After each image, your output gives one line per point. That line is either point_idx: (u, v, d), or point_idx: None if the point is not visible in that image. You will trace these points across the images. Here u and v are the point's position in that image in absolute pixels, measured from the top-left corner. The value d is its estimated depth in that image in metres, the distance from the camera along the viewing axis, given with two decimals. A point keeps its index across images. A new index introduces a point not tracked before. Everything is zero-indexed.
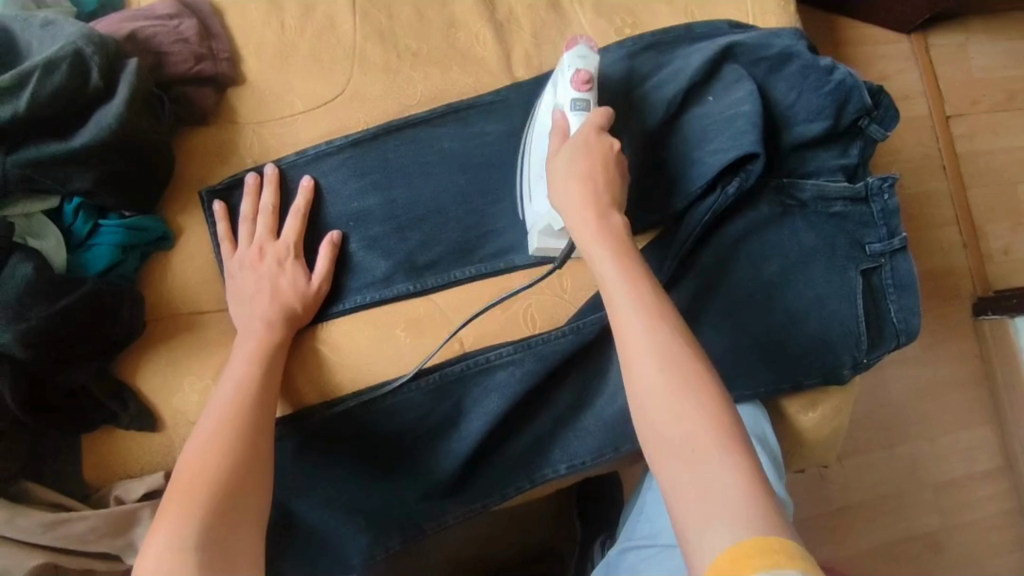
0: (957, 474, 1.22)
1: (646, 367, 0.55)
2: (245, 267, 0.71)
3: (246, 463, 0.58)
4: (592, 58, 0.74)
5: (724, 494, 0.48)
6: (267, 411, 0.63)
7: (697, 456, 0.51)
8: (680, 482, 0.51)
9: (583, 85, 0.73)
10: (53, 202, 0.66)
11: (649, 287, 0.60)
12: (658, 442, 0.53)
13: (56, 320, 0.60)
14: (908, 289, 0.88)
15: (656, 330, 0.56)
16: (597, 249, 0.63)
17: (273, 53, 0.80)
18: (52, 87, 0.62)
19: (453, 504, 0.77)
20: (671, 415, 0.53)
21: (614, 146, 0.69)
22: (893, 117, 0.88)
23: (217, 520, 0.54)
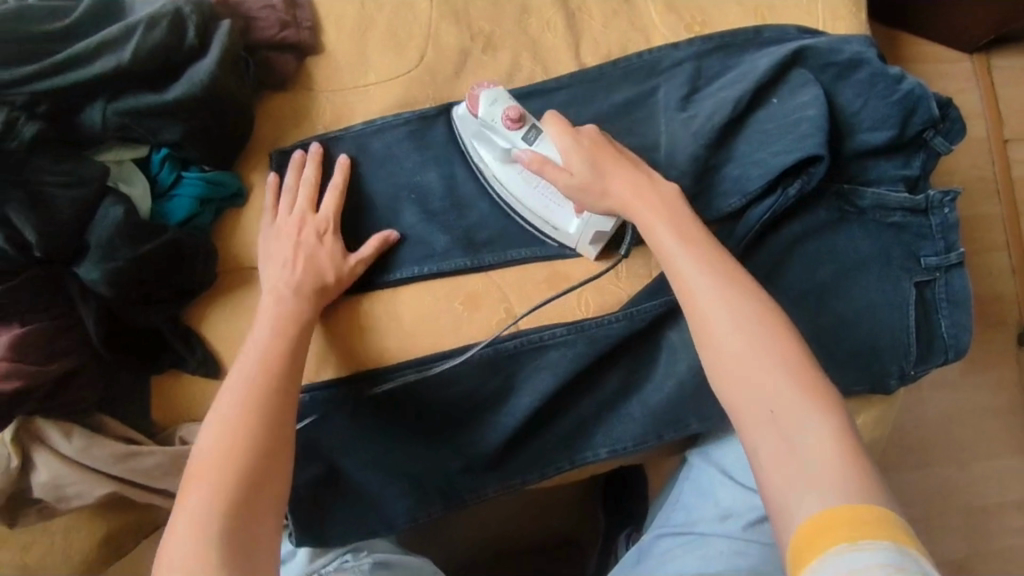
0: (989, 502, 1.20)
1: (720, 329, 0.57)
2: (284, 239, 0.71)
3: (269, 445, 0.56)
4: (502, 96, 0.76)
5: (813, 449, 0.51)
6: (292, 384, 0.61)
7: (782, 420, 0.53)
8: (767, 446, 0.53)
9: (516, 119, 0.74)
10: (142, 151, 0.69)
11: (717, 260, 0.61)
12: (738, 397, 0.55)
13: (139, 263, 0.64)
14: (961, 305, 0.87)
15: (724, 291, 0.59)
16: (657, 226, 0.65)
17: (351, 26, 0.83)
18: (151, 43, 0.66)
19: (494, 478, 0.80)
20: (748, 372, 0.55)
21: (593, 127, 0.72)
22: (959, 130, 0.88)
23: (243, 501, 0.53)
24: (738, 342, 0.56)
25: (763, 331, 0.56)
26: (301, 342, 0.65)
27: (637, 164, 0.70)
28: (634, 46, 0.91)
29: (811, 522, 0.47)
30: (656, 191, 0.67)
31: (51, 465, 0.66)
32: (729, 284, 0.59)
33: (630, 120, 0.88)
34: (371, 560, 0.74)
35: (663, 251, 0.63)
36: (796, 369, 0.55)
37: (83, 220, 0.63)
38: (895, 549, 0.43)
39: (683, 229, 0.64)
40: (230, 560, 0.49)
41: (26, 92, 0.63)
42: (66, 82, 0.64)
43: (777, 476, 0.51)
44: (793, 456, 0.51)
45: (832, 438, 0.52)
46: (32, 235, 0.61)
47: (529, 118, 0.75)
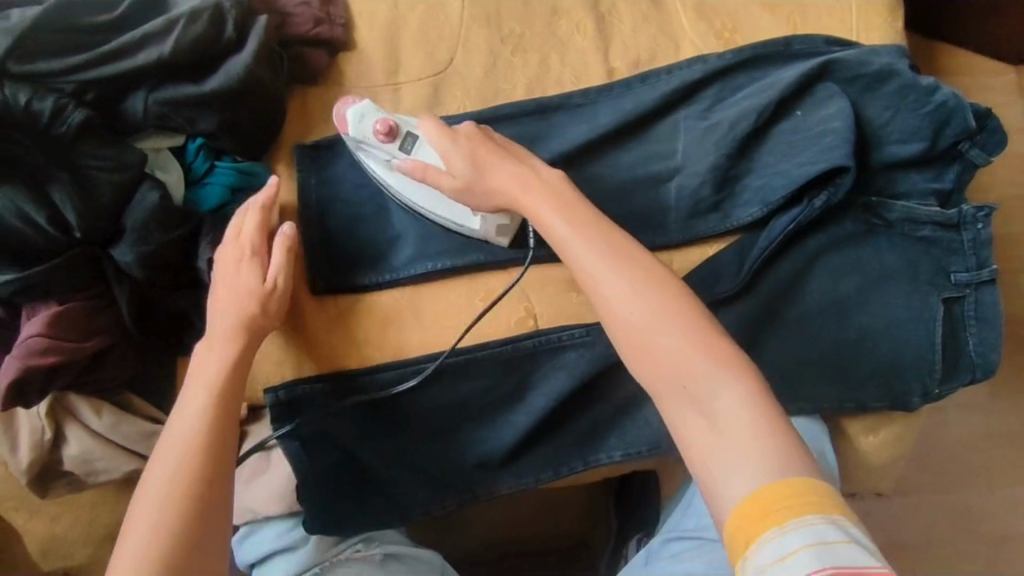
0: (1017, 531, 1.16)
1: (623, 318, 0.58)
2: (227, 267, 0.66)
3: (207, 483, 0.56)
4: (369, 109, 0.75)
5: (729, 423, 0.52)
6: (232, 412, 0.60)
7: (696, 396, 0.54)
8: (689, 425, 0.54)
9: (390, 127, 0.73)
10: (178, 140, 0.72)
11: (606, 241, 0.61)
12: (658, 377, 0.56)
13: (169, 247, 0.67)
14: (990, 323, 0.85)
15: (619, 275, 0.59)
16: (546, 212, 0.64)
17: (384, 24, 0.84)
18: (192, 35, 0.68)
19: (507, 474, 0.80)
20: (661, 348, 0.56)
21: (468, 123, 0.71)
22: (998, 141, 0.85)
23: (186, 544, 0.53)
24: (640, 314, 0.57)
25: (666, 309, 0.57)
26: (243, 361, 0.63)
27: (522, 154, 0.70)
28: (664, 51, 0.90)
29: (749, 497, 0.48)
30: (538, 176, 0.67)
31: (81, 439, 0.68)
32: (628, 263, 0.60)
33: (655, 126, 0.88)
34: (382, 552, 0.76)
35: (555, 236, 0.63)
36: (701, 342, 0.55)
37: (120, 205, 0.66)
38: (826, 522, 0.45)
39: (570, 213, 0.64)
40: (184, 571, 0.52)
41: (72, 81, 0.66)
42: (110, 72, 0.66)
43: (703, 458, 0.52)
44: (712, 434, 0.52)
45: (748, 404, 0.53)
46: (72, 216, 0.63)
47: (406, 122, 0.75)
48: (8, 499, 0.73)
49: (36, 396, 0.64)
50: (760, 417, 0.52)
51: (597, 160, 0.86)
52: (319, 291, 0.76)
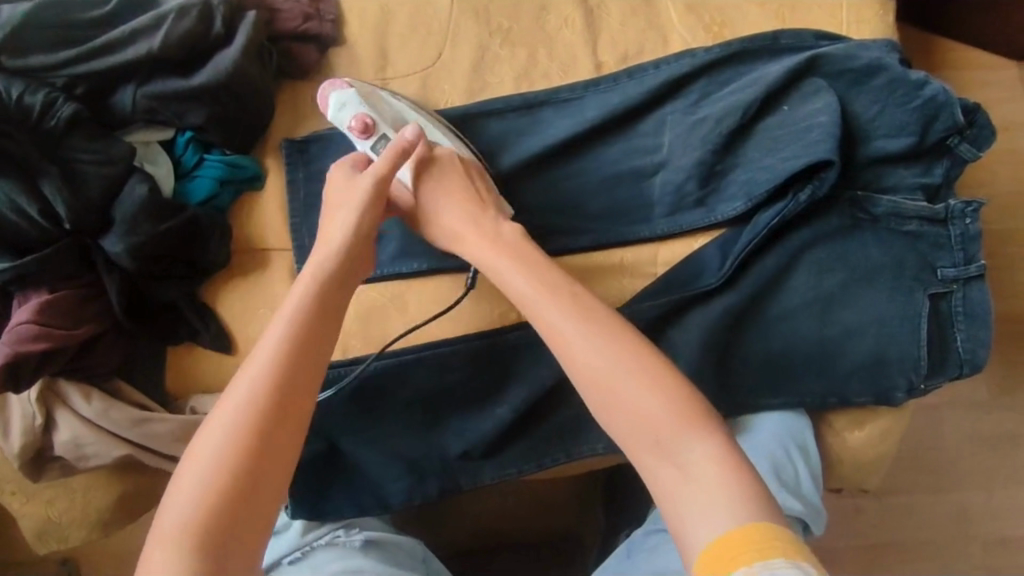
0: (1013, 531, 1.15)
1: (588, 367, 0.57)
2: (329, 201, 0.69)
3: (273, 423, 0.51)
4: (349, 99, 0.76)
5: (701, 474, 0.51)
6: (312, 368, 0.55)
7: (666, 446, 0.53)
8: (661, 475, 0.53)
9: (365, 128, 0.75)
10: (168, 134, 0.73)
11: (567, 291, 0.62)
12: (623, 426, 0.55)
13: (158, 239, 0.68)
14: (977, 319, 0.85)
15: (584, 324, 0.59)
16: (505, 266, 0.66)
17: (373, 20, 0.85)
18: (180, 31, 0.70)
19: (490, 465, 0.81)
20: (621, 396, 0.55)
21: (445, 150, 0.74)
22: (988, 137, 0.85)
23: (229, 517, 0.48)
24: (598, 362, 0.57)
25: (626, 360, 0.56)
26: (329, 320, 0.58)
27: (487, 203, 0.72)
28: (652, 45, 0.91)
29: (722, 542, 0.47)
30: (492, 226, 0.70)
31: (71, 425, 0.70)
32: (585, 312, 0.60)
33: (642, 120, 0.88)
34: (362, 538, 0.75)
35: (518, 294, 0.64)
36: (670, 389, 0.55)
37: (109, 197, 0.68)
38: (790, 565, 0.43)
39: (529, 266, 0.65)
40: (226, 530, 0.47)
41: (63, 75, 0.68)
42: (100, 66, 0.68)
43: (671, 507, 0.51)
44: (680, 481, 0.52)
45: (715, 454, 0.52)
46: (62, 209, 0.65)
47: (388, 120, 0.76)
48: (7, 482, 0.76)
49: (27, 381, 0.66)
50: (729, 469, 0.51)
51: (583, 155, 0.87)
52: None
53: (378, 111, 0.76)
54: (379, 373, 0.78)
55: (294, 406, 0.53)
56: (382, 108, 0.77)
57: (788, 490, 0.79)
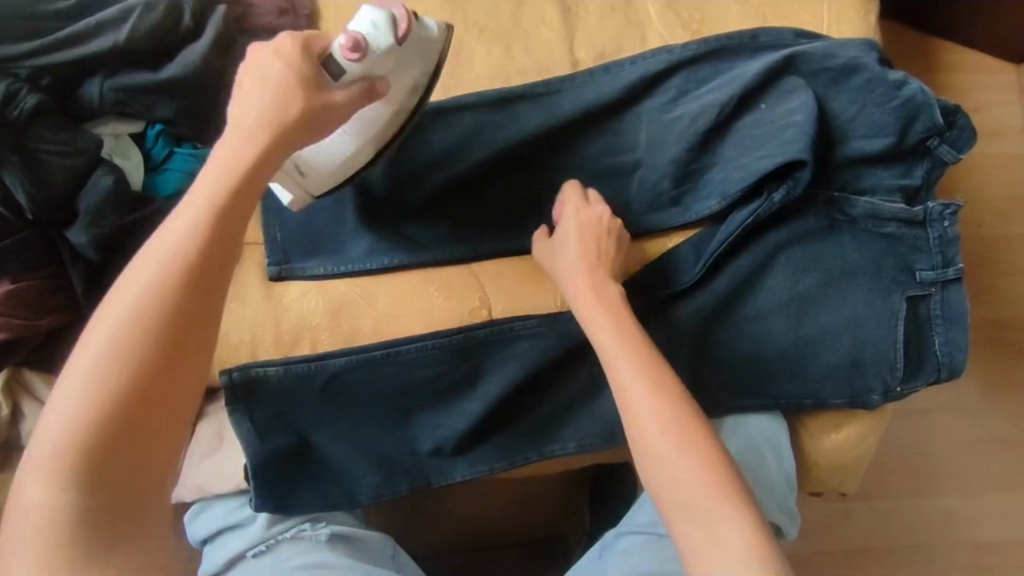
0: (1000, 538, 1.14)
1: (654, 433, 0.60)
2: (261, 82, 0.59)
3: (158, 363, 0.49)
4: (387, 27, 0.65)
5: (730, 544, 0.55)
6: (202, 307, 0.51)
7: (704, 511, 0.57)
8: (691, 534, 0.56)
9: (353, 48, 0.62)
10: (139, 126, 0.73)
11: (649, 357, 0.66)
12: (671, 489, 0.58)
13: (123, 231, 0.68)
14: (956, 323, 0.84)
15: (659, 396, 0.62)
16: (604, 326, 0.70)
17: None
18: (148, 24, 0.71)
19: (460, 462, 0.81)
20: (674, 470, 0.59)
21: (580, 210, 0.80)
22: (967, 139, 0.84)
23: (116, 467, 0.47)
24: (661, 436, 0.60)
25: (683, 437, 0.60)
26: (225, 248, 0.53)
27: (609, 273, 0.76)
28: (629, 41, 0.90)
29: None
30: (602, 289, 0.73)
31: (35, 415, 0.71)
32: (657, 379, 0.63)
33: (619, 118, 0.88)
34: (328, 532, 0.75)
35: (609, 357, 0.67)
36: (722, 469, 0.58)
37: (74, 188, 0.68)
38: None
39: (627, 331, 0.69)
40: (111, 476, 0.47)
41: (28, 66, 0.68)
42: (66, 58, 0.69)
43: (691, 560, 0.56)
44: (710, 544, 0.55)
45: (744, 531, 0.55)
46: (24, 198, 0.66)
47: (380, 67, 0.66)
48: None
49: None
50: (757, 548, 0.54)
51: (559, 151, 0.87)
52: (273, 278, 0.80)
53: (383, 57, 0.65)
54: (345, 369, 0.77)
55: (187, 346, 0.50)
56: (396, 64, 0.67)
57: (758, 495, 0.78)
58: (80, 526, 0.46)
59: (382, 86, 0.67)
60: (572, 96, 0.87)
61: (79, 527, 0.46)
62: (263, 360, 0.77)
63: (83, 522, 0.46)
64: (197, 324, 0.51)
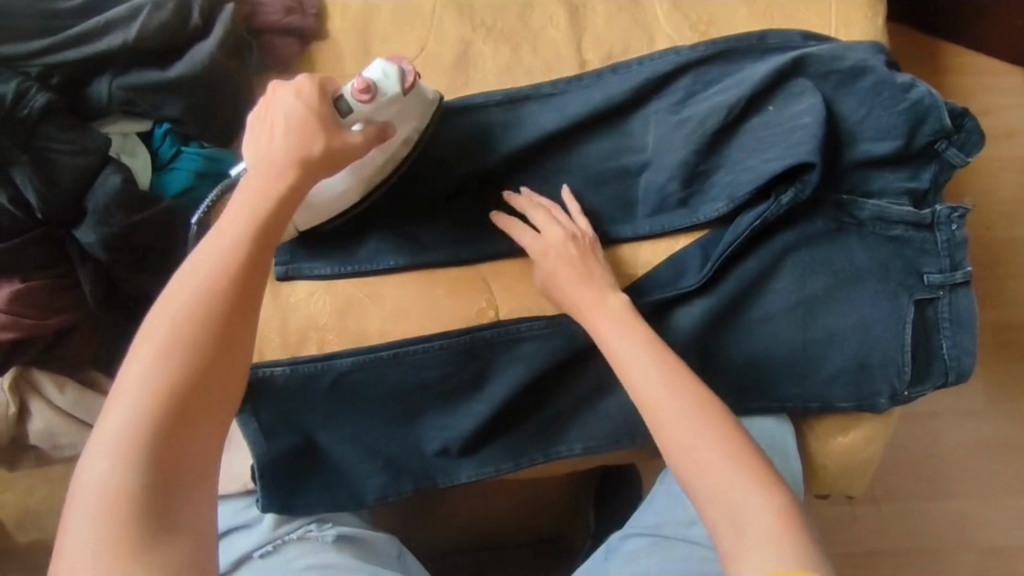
0: (1007, 541, 1.13)
1: (670, 413, 0.61)
2: (284, 119, 0.63)
3: (205, 363, 0.52)
4: (392, 78, 0.70)
5: (757, 515, 0.55)
6: (245, 309, 0.54)
7: (727, 485, 0.57)
8: (718, 509, 0.56)
9: (363, 91, 0.67)
10: (147, 125, 0.73)
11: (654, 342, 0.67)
12: (703, 484, 0.58)
13: (132, 230, 0.68)
14: (964, 326, 0.84)
15: (668, 378, 0.63)
16: (608, 316, 0.70)
17: (357, 15, 0.85)
18: (156, 22, 0.71)
19: (466, 463, 0.81)
20: (693, 447, 0.59)
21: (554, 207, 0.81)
22: (976, 142, 0.84)
23: (166, 463, 0.49)
24: (677, 415, 0.61)
25: (698, 414, 0.61)
26: (262, 256, 0.57)
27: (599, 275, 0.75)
28: (637, 43, 0.90)
29: None
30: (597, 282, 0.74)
31: (44, 414, 0.71)
32: (665, 363, 0.65)
33: (627, 120, 0.88)
34: (334, 533, 0.75)
35: (615, 347, 0.68)
36: (739, 445, 0.59)
37: (82, 187, 0.68)
38: None
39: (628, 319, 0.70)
40: (163, 472, 0.49)
41: (38, 64, 0.69)
42: (76, 56, 0.69)
43: (731, 559, 0.54)
44: (737, 518, 0.55)
45: (775, 514, 0.55)
46: (34, 197, 0.66)
47: (384, 113, 0.71)
48: None
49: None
50: (783, 516, 0.55)
51: (566, 153, 0.87)
52: (280, 278, 0.79)
53: (389, 103, 0.70)
54: (352, 369, 0.77)
55: (231, 346, 0.53)
56: (398, 112, 0.72)
57: None
58: (131, 524, 0.47)
59: (389, 131, 0.72)
60: (580, 97, 0.87)
61: (131, 523, 0.47)
62: (270, 360, 0.76)
63: (133, 519, 0.47)
64: (238, 327, 0.54)
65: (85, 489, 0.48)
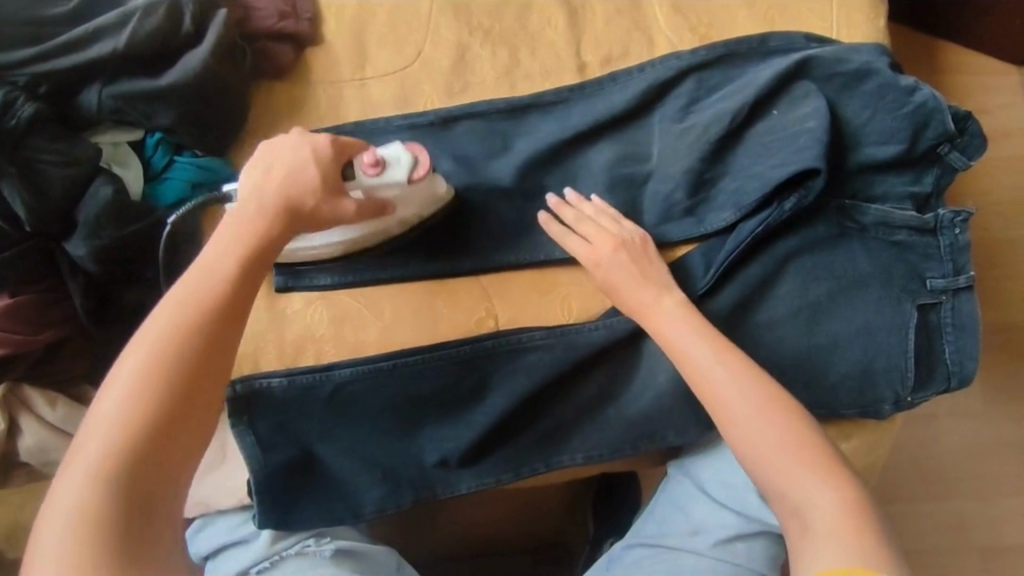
0: (1009, 541, 1.13)
1: (739, 412, 0.63)
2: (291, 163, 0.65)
3: (191, 382, 0.53)
4: (403, 162, 0.71)
5: (828, 509, 0.58)
6: (233, 333, 0.56)
7: (795, 478, 0.60)
8: (786, 501, 0.60)
9: (370, 164, 0.69)
10: (137, 134, 0.72)
11: (719, 340, 0.68)
12: (773, 483, 0.60)
13: (125, 242, 0.67)
14: (967, 331, 0.83)
15: (735, 377, 0.65)
16: (671, 313, 0.72)
17: (353, 19, 0.84)
18: (147, 29, 0.69)
19: (467, 474, 0.79)
20: (759, 445, 0.61)
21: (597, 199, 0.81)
22: (978, 146, 0.84)
23: (140, 479, 0.50)
24: (748, 414, 0.63)
25: (767, 412, 0.63)
26: (241, 292, 0.58)
27: (658, 276, 0.75)
28: (637, 45, 0.89)
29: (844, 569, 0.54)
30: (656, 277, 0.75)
31: (35, 431, 0.68)
32: (727, 361, 0.66)
33: (629, 126, 0.87)
34: (333, 547, 0.74)
35: (677, 345, 0.69)
36: (809, 443, 0.61)
37: (73, 199, 0.67)
38: None
39: (694, 319, 0.71)
40: (138, 485, 0.50)
41: (28, 73, 0.67)
42: (65, 64, 0.67)
43: (796, 551, 0.58)
44: (807, 511, 0.58)
45: (843, 506, 0.58)
46: (21, 210, 0.64)
47: (388, 193, 0.72)
48: None
49: None
50: (852, 510, 0.58)
51: (566, 158, 0.86)
52: (280, 289, 0.78)
53: (392, 185, 0.71)
54: (352, 380, 0.76)
55: (216, 366, 0.55)
56: (401, 197, 0.73)
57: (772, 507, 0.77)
58: (97, 551, 0.48)
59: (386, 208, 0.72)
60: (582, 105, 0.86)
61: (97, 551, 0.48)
62: (269, 372, 0.75)
63: (100, 546, 0.48)
64: (214, 361, 0.55)
65: (60, 499, 0.49)
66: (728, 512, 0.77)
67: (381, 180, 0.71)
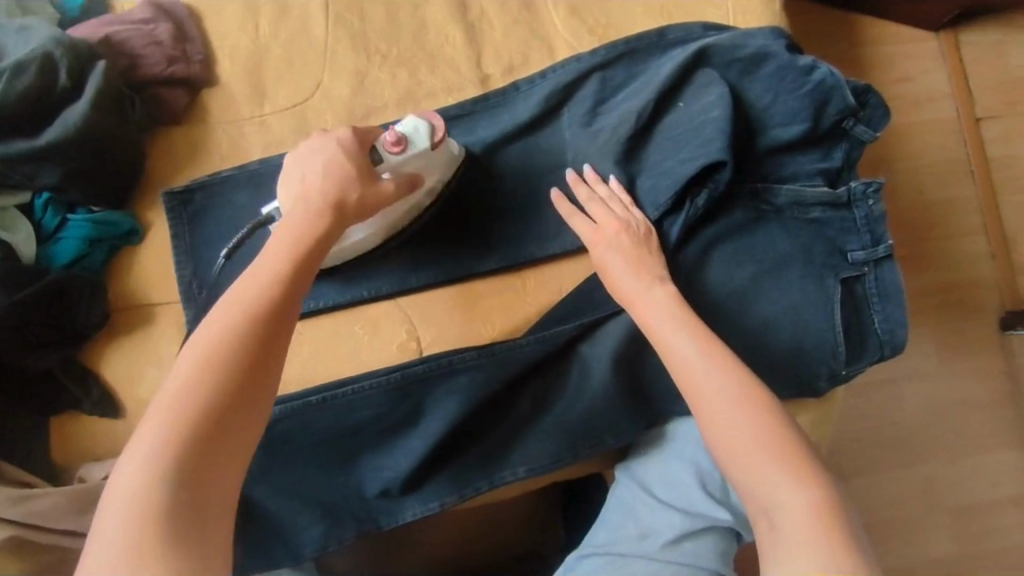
0: (978, 498, 1.14)
1: (706, 407, 0.62)
2: (324, 166, 0.67)
3: (240, 381, 0.51)
4: (418, 130, 0.73)
5: (791, 511, 0.55)
6: (283, 333, 0.55)
7: (760, 474, 0.57)
8: (754, 499, 0.57)
9: (395, 143, 0.71)
10: (23, 197, 0.71)
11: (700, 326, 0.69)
12: (738, 478, 0.58)
13: (16, 309, 0.66)
14: (892, 298, 0.84)
15: (717, 363, 0.64)
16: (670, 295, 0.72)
17: (246, 56, 0.83)
18: (18, 89, 0.68)
19: (409, 502, 0.78)
20: (728, 439, 0.60)
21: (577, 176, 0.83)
22: (881, 116, 0.85)
23: (189, 483, 0.48)
24: (727, 402, 0.61)
25: (740, 405, 0.61)
26: (292, 290, 0.57)
27: (648, 266, 0.75)
28: (538, 53, 0.90)
29: None
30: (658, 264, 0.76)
31: None
32: (714, 348, 0.65)
33: (539, 133, 0.87)
34: None
35: (659, 334, 0.69)
36: (776, 439, 0.59)
37: None
38: None
39: (682, 307, 0.71)
40: (190, 489, 0.47)
41: None
42: None
43: (765, 555, 0.55)
44: (770, 513, 0.56)
45: (808, 506, 0.55)
46: None
47: (412, 165, 0.74)
48: None
49: None
50: (815, 512, 0.55)
51: (479, 171, 0.86)
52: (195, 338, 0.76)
53: (419, 154, 0.73)
54: (282, 418, 0.74)
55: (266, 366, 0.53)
56: (425, 165, 0.75)
57: (718, 501, 0.76)
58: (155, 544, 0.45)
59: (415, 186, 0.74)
60: (487, 120, 0.86)
61: (149, 545, 0.44)
62: None
63: (150, 546, 0.44)
64: (269, 356, 0.53)
65: (113, 501, 0.47)
66: (674, 511, 0.76)
67: (410, 153, 0.72)
